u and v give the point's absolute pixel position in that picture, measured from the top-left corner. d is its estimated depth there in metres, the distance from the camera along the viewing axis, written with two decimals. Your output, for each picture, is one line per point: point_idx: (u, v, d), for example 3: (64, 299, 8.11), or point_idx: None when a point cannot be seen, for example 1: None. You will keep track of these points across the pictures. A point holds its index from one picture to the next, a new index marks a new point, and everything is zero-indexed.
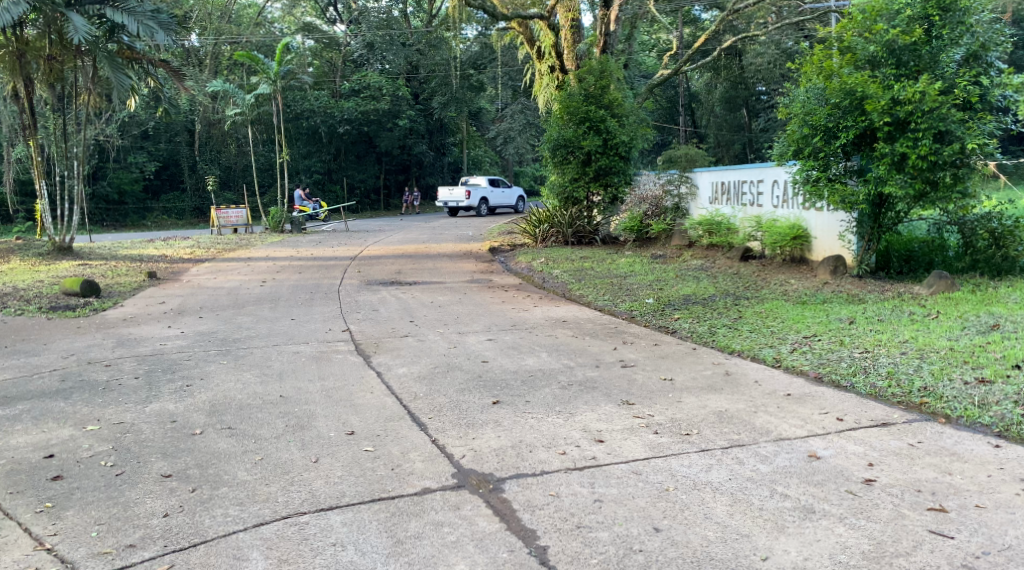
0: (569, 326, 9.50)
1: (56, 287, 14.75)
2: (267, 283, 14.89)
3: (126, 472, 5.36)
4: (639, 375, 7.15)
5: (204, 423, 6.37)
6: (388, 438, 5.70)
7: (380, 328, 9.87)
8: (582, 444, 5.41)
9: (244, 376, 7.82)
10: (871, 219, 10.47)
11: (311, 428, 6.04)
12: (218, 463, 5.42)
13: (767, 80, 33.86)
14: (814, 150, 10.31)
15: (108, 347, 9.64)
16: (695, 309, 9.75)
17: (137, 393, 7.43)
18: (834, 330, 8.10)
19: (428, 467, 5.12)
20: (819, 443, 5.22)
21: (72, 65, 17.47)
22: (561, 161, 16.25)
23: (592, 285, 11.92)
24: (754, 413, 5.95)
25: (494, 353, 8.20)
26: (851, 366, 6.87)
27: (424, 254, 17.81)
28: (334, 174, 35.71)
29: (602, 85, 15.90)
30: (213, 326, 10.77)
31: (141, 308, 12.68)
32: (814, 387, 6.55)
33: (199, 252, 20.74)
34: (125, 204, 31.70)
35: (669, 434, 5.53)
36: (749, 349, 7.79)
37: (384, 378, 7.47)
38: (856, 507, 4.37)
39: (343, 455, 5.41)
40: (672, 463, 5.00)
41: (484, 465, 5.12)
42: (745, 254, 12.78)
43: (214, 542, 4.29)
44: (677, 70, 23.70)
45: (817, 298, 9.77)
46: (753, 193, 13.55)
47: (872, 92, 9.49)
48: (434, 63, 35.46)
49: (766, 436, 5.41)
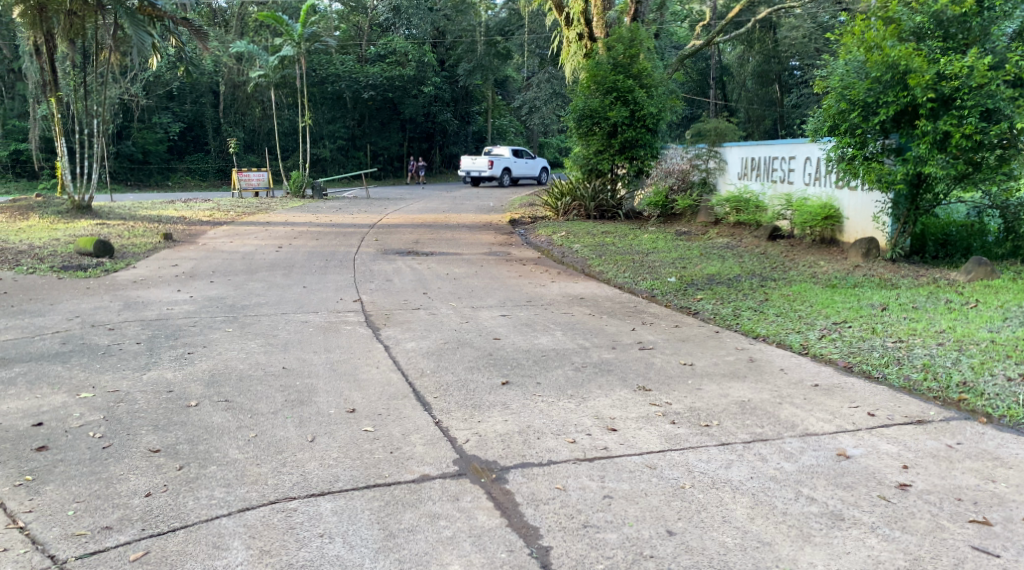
0: (586, 303, 9.17)
1: (70, 246, 14.59)
2: (282, 249, 14.64)
3: (113, 446, 5.10)
4: (657, 359, 6.80)
5: (201, 394, 6.11)
6: (390, 418, 5.39)
7: (392, 300, 9.57)
8: (593, 432, 5.07)
9: (248, 346, 7.56)
10: (907, 200, 10.01)
11: (311, 404, 5.76)
12: (209, 439, 5.14)
13: (802, 55, 33.04)
14: (850, 127, 9.83)
15: (115, 309, 9.41)
16: (719, 290, 9.37)
17: (137, 359, 7.18)
18: (865, 317, 7.69)
19: (428, 451, 4.81)
20: (849, 440, 4.86)
21: (93, 20, 17.18)
22: (586, 132, 15.84)
23: (613, 261, 11.54)
24: (778, 404, 5.60)
25: (506, 330, 7.89)
26: (883, 356, 6.48)
27: (443, 224, 17.51)
28: (358, 140, 35.42)
29: (631, 54, 15.35)
30: (223, 292, 10.53)
31: (153, 270, 12.45)
32: (844, 377, 6.19)
33: (218, 215, 20.52)
34: (149, 164, 31.55)
35: (687, 425, 5.19)
36: (775, 335, 7.43)
37: (392, 352, 7.18)
38: (890, 516, 4.01)
39: (340, 435, 5.12)
40: (689, 457, 4.67)
41: (488, 451, 4.81)
42: (773, 234, 12.37)
43: (194, 528, 4.02)
44: (710, 41, 23.06)
45: (849, 281, 9.34)
46: (784, 169, 13.04)
47: (916, 66, 8.99)
48: (461, 30, 35.09)
49: (791, 430, 5.05)
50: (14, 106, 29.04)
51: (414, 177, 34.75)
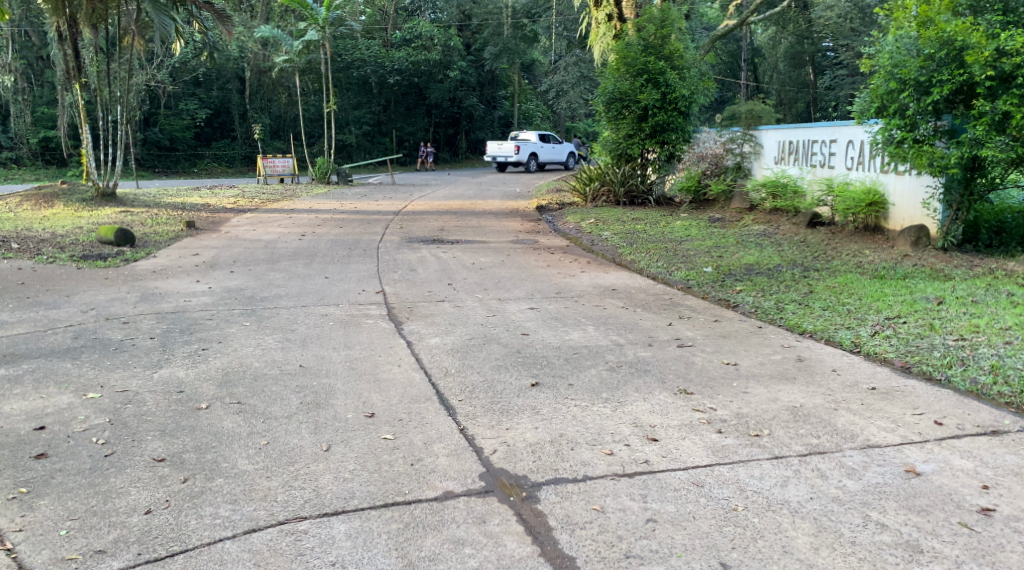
0: (619, 295, 8.75)
1: (92, 235, 14.35)
2: (306, 237, 14.29)
3: (116, 454, 4.72)
4: (698, 357, 6.35)
5: (213, 395, 5.75)
6: (411, 425, 5.00)
7: (415, 292, 9.19)
8: (632, 442, 4.67)
9: (264, 342, 7.19)
10: (961, 185, 9.46)
11: (327, 407, 5.38)
12: (219, 447, 4.76)
13: (837, 35, 32.19)
14: (900, 107, 9.34)
15: (130, 301, 9.10)
16: (760, 281, 8.86)
17: (149, 356, 6.83)
18: (921, 311, 7.20)
19: (453, 463, 4.42)
20: (916, 454, 4.46)
21: (116, 6, 16.96)
22: (616, 116, 15.30)
23: (644, 250, 11.07)
24: (834, 411, 5.16)
25: (535, 325, 7.48)
26: (946, 356, 6.06)
27: (470, 211, 17.10)
28: (384, 125, 35.04)
29: (663, 34, 14.83)
30: (243, 282, 10.21)
31: (173, 260, 12.17)
32: (902, 380, 5.77)
33: (242, 201, 20.22)
34: (176, 150, 31.42)
35: (735, 434, 4.77)
36: (823, 331, 6.95)
37: (415, 349, 6.80)
38: (976, 549, 3.61)
39: (358, 444, 4.74)
40: (740, 473, 4.26)
41: (517, 464, 4.41)
42: (812, 221, 11.81)
43: (195, 553, 3.68)
44: (742, 22, 22.46)
45: (897, 273, 8.81)
46: (824, 153, 12.42)
47: (975, 42, 8.51)
48: (487, 12, 34.52)
49: (851, 442, 4.64)
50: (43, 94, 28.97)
51: (426, 163, 33.36)
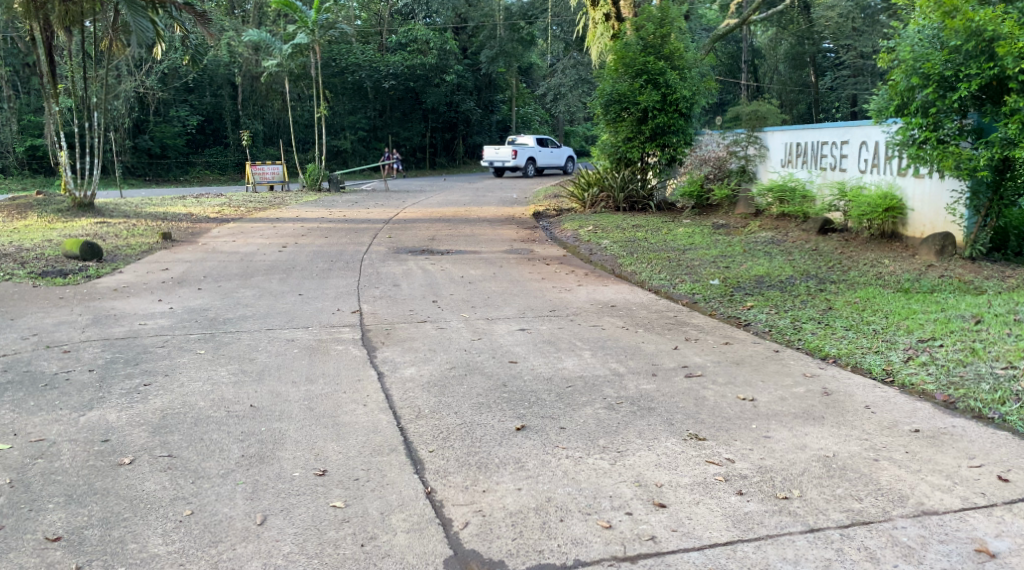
0: (619, 312, 7.92)
1: (60, 248, 13.47)
2: (287, 248, 13.47)
3: (4, 531, 3.85)
4: (709, 392, 5.47)
5: (141, 446, 4.85)
6: (367, 486, 4.16)
7: (395, 311, 8.33)
8: (636, 509, 3.87)
9: (216, 375, 6.31)
10: (990, 189, 8.63)
11: (272, 463, 4.51)
12: (131, 519, 3.92)
13: (839, 35, 31.42)
14: (922, 105, 8.51)
15: (81, 325, 8.22)
16: (772, 296, 8.01)
17: (81, 394, 5.91)
18: (958, 332, 6.36)
19: (413, 544, 3.66)
20: (985, 524, 3.72)
21: (90, 9, 15.86)
22: (615, 119, 14.44)
23: (647, 260, 10.22)
24: (874, 462, 4.32)
25: (525, 351, 6.63)
26: (998, 389, 5.21)
27: (464, 218, 16.24)
28: (379, 131, 34.10)
29: (663, 33, 14.01)
30: (209, 301, 9.34)
31: (140, 276, 11.27)
32: (948, 419, 4.93)
33: (227, 211, 19.37)
34: (167, 158, 30.58)
35: (760, 496, 3.96)
36: (848, 355, 6.12)
37: (386, 383, 5.92)
38: None
39: (300, 515, 3.90)
40: (768, 555, 3.54)
41: (494, 544, 3.65)
42: (824, 227, 10.96)
43: None
44: (745, 20, 21.70)
45: (923, 285, 7.97)
46: (835, 156, 11.56)
47: (1006, 33, 7.67)
48: (483, 15, 33.78)
49: (902, 505, 3.87)
50: (30, 101, 28.14)
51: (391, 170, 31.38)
